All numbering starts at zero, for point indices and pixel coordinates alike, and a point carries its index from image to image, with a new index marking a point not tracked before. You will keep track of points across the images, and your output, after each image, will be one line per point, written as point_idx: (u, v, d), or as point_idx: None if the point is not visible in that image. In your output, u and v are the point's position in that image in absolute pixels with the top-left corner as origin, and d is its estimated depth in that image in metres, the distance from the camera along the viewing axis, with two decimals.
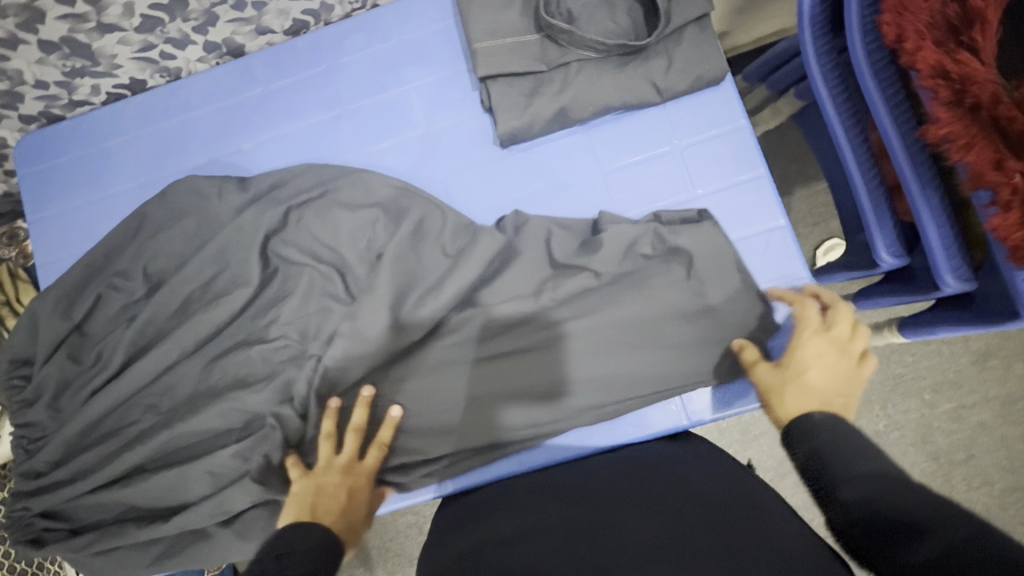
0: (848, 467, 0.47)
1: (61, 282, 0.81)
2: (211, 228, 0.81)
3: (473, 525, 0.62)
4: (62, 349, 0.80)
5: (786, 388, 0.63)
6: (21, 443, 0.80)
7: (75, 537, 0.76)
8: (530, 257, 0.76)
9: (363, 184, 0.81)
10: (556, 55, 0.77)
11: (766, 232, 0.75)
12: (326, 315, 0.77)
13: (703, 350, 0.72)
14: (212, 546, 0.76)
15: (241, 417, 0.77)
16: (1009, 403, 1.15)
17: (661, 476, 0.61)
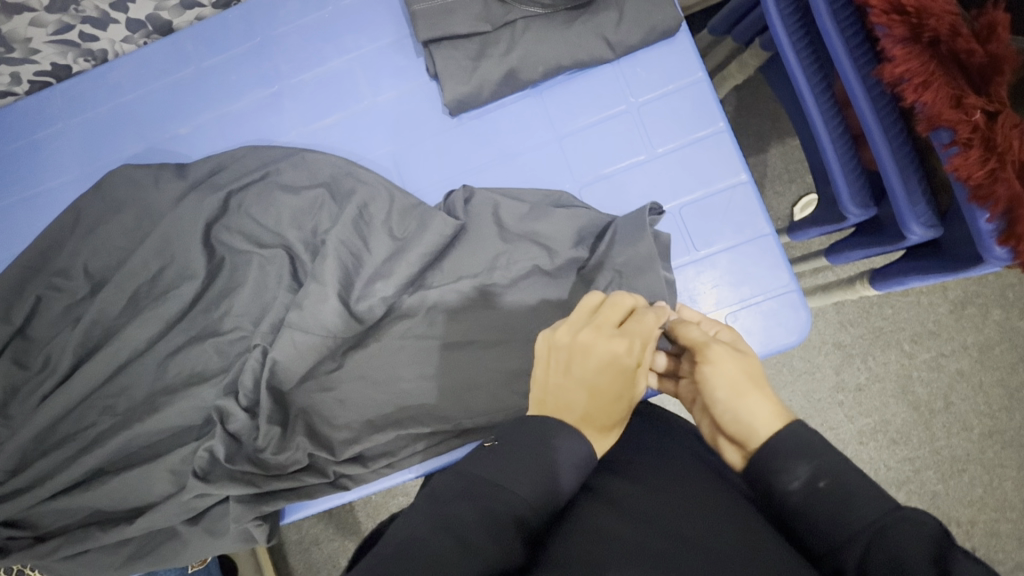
0: (852, 516, 0.40)
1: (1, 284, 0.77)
2: (152, 218, 0.77)
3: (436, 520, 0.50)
4: (6, 355, 0.76)
5: (745, 392, 0.49)
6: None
7: (41, 545, 0.74)
8: (482, 227, 0.73)
9: (303, 164, 0.77)
10: (500, 13, 0.73)
11: (715, 198, 0.73)
12: (277, 305, 0.74)
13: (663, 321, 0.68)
14: (185, 543, 0.74)
15: (201, 413, 0.74)
16: (986, 349, 1.15)
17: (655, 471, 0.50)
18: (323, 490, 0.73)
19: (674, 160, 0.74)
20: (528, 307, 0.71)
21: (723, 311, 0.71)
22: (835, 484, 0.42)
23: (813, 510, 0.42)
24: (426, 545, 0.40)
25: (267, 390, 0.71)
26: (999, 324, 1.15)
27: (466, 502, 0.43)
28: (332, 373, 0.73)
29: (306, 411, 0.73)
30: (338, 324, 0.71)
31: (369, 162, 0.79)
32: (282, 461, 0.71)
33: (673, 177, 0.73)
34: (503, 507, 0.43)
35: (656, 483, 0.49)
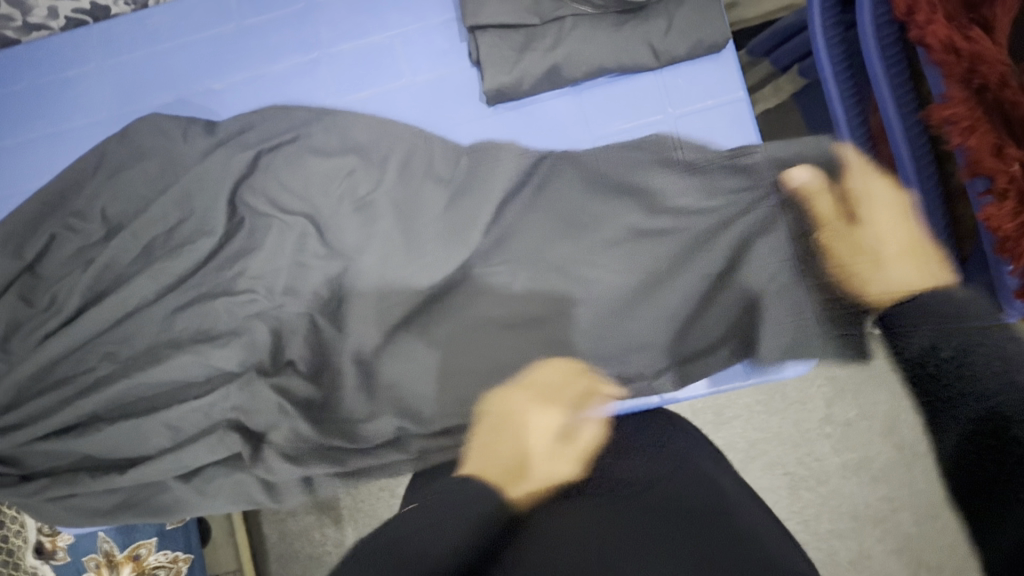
0: None
1: (20, 219, 0.76)
2: (177, 170, 0.76)
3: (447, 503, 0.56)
4: (13, 290, 0.74)
5: (860, 253, 0.67)
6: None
7: (26, 485, 0.72)
8: (517, 212, 0.73)
9: (344, 129, 0.77)
10: (551, 8, 0.72)
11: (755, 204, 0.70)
12: (296, 271, 0.74)
13: (677, 325, 0.70)
14: (173, 504, 0.73)
15: (203, 371, 0.73)
16: None
17: None
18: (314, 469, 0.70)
19: (711, 173, 0.72)
20: (550, 298, 0.71)
21: (744, 330, 0.69)
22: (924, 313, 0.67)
23: None
24: None
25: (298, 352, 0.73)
26: None
27: None
28: (336, 350, 0.73)
29: (312, 380, 0.73)
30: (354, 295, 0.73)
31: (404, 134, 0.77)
32: (281, 424, 0.71)
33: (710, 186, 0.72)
34: None
35: None
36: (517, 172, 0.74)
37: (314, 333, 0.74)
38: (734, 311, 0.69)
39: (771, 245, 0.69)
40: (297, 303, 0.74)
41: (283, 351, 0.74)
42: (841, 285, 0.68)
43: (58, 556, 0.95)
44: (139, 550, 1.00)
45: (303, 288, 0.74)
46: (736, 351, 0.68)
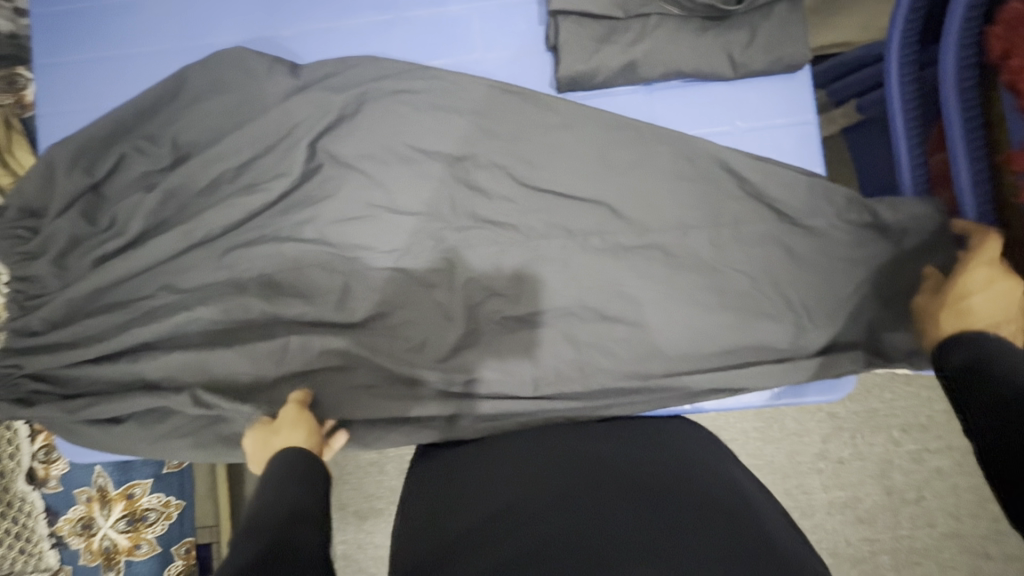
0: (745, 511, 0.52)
1: (81, 135, 0.73)
2: (253, 108, 0.75)
3: (445, 487, 0.64)
4: (75, 206, 0.73)
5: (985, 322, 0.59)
6: (15, 298, 0.73)
7: (63, 402, 0.72)
8: (599, 191, 0.75)
9: (442, 82, 0.76)
10: (637, 3, 0.72)
11: (827, 218, 0.73)
12: (343, 230, 0.75)
13: (732, 327, 0.73)
14: (216, 441, 0.73)
15: (243, 314, 0.74)
16: (969, 455, 1.18)
17: (601, 472, 0.61)
18: (364, 424, 0.74)
19: (775, 191, 0.73)
20: (614, 282, 0.74)
21: (788, 340, 0.72)
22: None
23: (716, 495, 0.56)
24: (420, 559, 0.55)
25: (347, 307, 0.74)
26: None
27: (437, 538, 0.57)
28: (373, 313, 0.75)
29: (360, 341, 0.74)
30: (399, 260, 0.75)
31: (477, 105, 0.76)
32: (332, 381, 0.74)
33: (778, 197, 0.73)
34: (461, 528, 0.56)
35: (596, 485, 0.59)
36: (596, 156, 0.75)
37: (362, 298, 0.74)
38: (784, 320, 0.73)
39: (823, 265, 0.73)
40: (340, 262, 0.75)
41: (320, 306, 0.74)
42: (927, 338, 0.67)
43: (52, 483, 0.95)
44: (133, 490, 0.99)
45: (347, 247, 0.75)
46: (771, 364, 0.73)
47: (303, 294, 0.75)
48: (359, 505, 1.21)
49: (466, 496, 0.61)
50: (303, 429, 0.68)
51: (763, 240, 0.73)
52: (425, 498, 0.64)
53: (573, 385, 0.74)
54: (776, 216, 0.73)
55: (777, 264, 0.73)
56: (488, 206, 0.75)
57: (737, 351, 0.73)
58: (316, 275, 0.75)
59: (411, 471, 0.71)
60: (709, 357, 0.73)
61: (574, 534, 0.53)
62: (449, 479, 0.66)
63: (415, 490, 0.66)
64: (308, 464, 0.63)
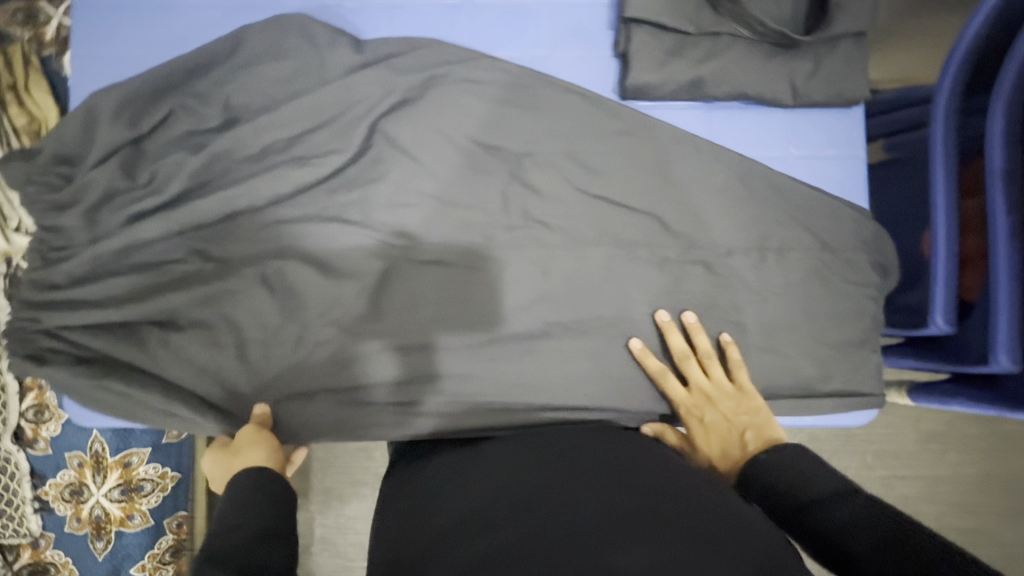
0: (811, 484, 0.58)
1: (128, 85, 0.70)
2: (312, 79, 0.73)
3: (429, 484, 0.63)
4: (114, 159, 0.69)
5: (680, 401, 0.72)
6: (38, 249, 0.69)
7: (85, 365, 0.69)
8: (650, 202, 0.76)
9: (507, 75, 0.76)
10: (711, 21, 0.73)
11: (863, 252, 0.76)
12: (392, 214, 0.74)
13: (764, 348, 0.75)
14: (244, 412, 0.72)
15: (281, 288, 0.72)
16: (936, 485, 1.25)
17: (580, 473, 0.60)
18: (395, 412, 0.73)
19: (817, 221, 0.76)
20: (656, 293, 0.75)
21: (817, 365, 0.75)
22: (792, 475, 0.59)
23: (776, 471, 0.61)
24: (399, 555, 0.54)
25: (389, 292, 0.73)
26: (953, 467, 1.26)
27: (410, 536, 0.56)
28: (415, 301, 0.73)
29: (402, 328, 0.73)
30: (446, 249, 0.74)
31: (540, 102, 0.75)
32: (365, 365, 0.72)
33: (823, 227, 0.76)
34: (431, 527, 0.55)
35: (573, 483, 0.58)
36: (652, 167, 0.76)
37: (406, 283, 0.73)
38: (814, 346, 0.75)
39: (856, 297, 0.76)
40: (385, 246, 0.74)
41: (362, 288, 0.73)
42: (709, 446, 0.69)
43: (40, 445, 0.93)
44: (130, 458, 0.94)
45: (394, 231, 0.74)
46: (804, 384, 0.75)
47: (344, 274, 0.73)
48: (348, 489, 1.20)
49: (440, 493, 0.60)
50: (264, 450, 0.67)
51: (802, 267, 0.76)
52: (403, 508, 0.60)
53: (608, 391, 0.75)
54: (816, 246, 0.76)
55: (813, 292, 0.76)
56: (540, 206, 0.75)
57: (768, 371, 0.75)
58: (361, 257, 0.73)
59: (399, 469, 0.70)
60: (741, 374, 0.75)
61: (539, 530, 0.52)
62: (434, 474, 0.65)
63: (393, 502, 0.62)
64: (269, 491, 0.61)
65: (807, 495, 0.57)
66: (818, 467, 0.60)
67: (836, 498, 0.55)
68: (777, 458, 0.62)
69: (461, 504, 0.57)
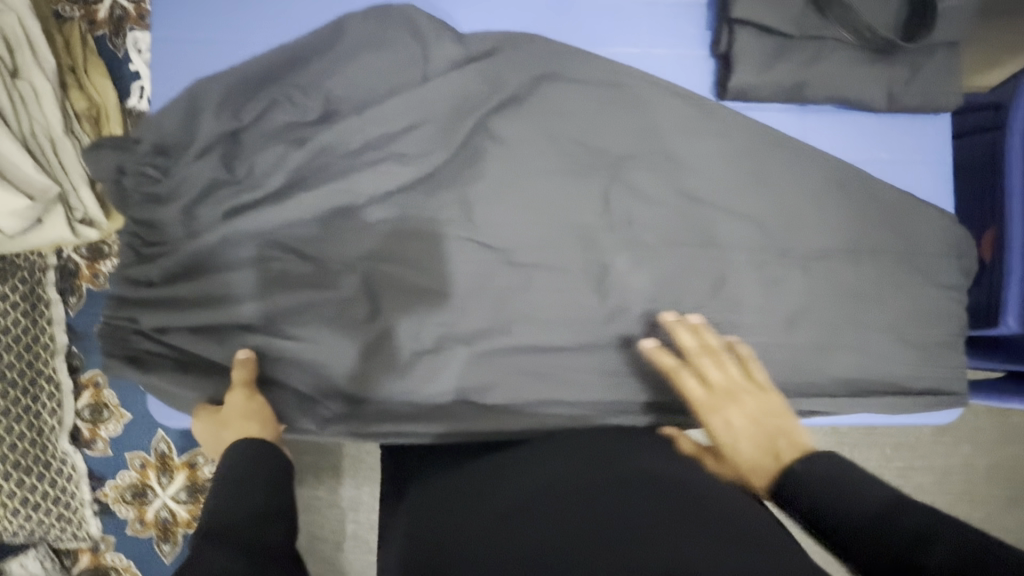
0: (857, 493, 0.54)
1: (230, 76, 0.68)
2: (415, 72, 0.72)
3: (451, 481, 0.61)
4: (214, 150, 0.67)
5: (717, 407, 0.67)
6: (134, 243, 0.68)
7: (183, 365, 0.68)
8: (747, 204, 0.77)
9: (607, 75, 0.76)
10: (814, 26, 0.74)
11: (945, 256, 0.79)
12: (494, 212, 0.73)
13: (852, 349, 0.77)
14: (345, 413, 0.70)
15: (382, 285, 0.71)
16: (980, 483, 1.26)
17: (591, 480, 0.57)
18: (499, 414, 0.71)
19: (905, 225, 0.78)
20: (753, 294, 0.76)
21: (898, 364, 0.78)
22: (832, 488, 0.55)
23: (808, 475, 0.57)
24: (421, 544, 0.54)
25: (492, 290, 0.72)
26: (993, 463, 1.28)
27: (433, 528, 0.55)
28: (517, 301, 0.73)
29: (507, 327, 0.73)
30: (548, 246, 0.74)
31: (643, 102, 0.76)
32: (471, 364, 0.72)
33: (917, 231, 0.78)
34: (452, 521, 0.55)
35: (589, 493, 0.55)
36: (749, 170, 0.77)
37: (508, 283, 0.73)
38: (896, 346, 0.78)
39: (936, 298, 0.79)
40: (487, 244, 0.73)
41: (465, 286, 0.72)
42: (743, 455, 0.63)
43: (99, 445, 0.89)
44: (196, 459, 0.89)
45: (496, 229, 0.73)
46: (891, 382, 0.78)
47: (446, 272, 0.72)
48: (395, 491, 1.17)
49: (461, 487, 0.60)
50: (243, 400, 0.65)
51: (888, 269, 0.78)
52: (432, 525, 0.55)
53: None
54: (900, 248, 0.78)
55: (899, 293, 0.78)
56: (643, 206, 0.75)
57: (855, 372, 0.77)
58: (463, 257, 0.72)
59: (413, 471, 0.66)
60: (831, 374, 0.77)
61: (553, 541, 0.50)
62: (454, 469, 0.64)
63: (420, 518, 0.57)
64: (274, 462, 0.59)
65: (858, 513, 0.52)
66: (863, 474, 0.56)
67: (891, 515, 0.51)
68: (816, 468, 0.57)
69: (479, 502, 0.56)
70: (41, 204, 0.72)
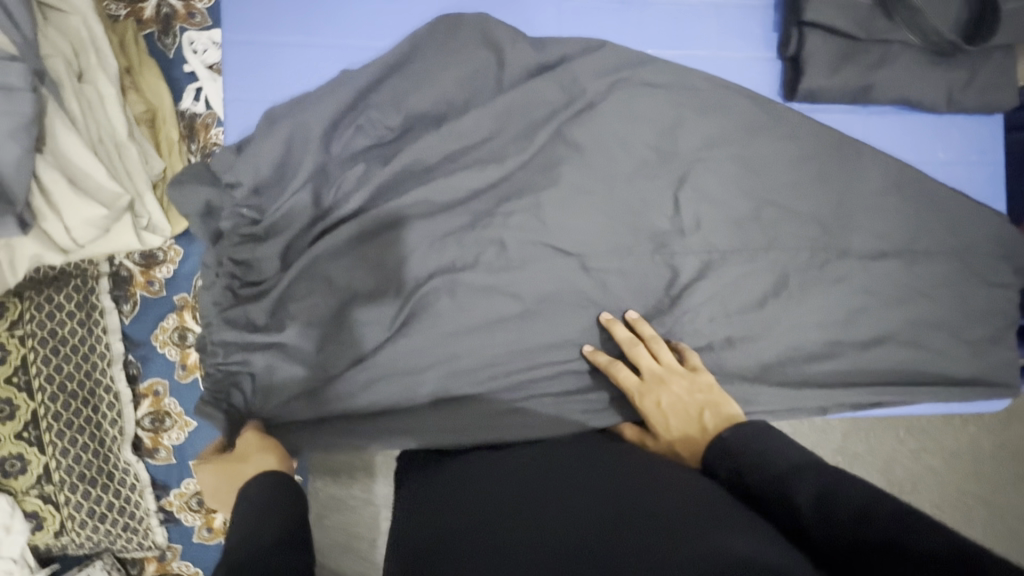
0: (773, 458, 0.52)
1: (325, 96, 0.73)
2: (491, 83, 0.75)
3: (449, 487, 0.62)
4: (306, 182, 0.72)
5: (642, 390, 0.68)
6: (231, 283, 0.72)
7: (279, 386, 0.71)
8: (813, 204, 0.79)
9: (680, 78, 0.77)
10: (883, 28, 0.76)
11: (997, 252, 0.82)
12: (571, 216, 0.74)
13: (912, 343, 0.80)
14: (435, 417, 0.70)
15: (465, 293, 0.72)
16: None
17: (581, 476, 0.59)
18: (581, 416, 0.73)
19: (961, 222, 0.81)
20: (823, 291, 0.78)
21: (953, 358, 0.81)
22: (750, 449, 0.54)
23: (738, 447, 0.55)
24: (419, 549, 0.54)
25: (574, 293, 0.74)
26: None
27: (432, 532, 0.56)
28: (598, 302, 0.74)
29: (589, 327, 0.74)
30: (627, 248, 0.75)
31: (715, 105, 0.77)
32: (556, 364, 0.73)
33: (971, 229, 0.81)
34: (448, 524, 0.55)
35: (578, 485, 0.57)
36: (815, 170, 0.79)
37: (588, 285, 0.74)
38: (951, 341, 0.81)
39: (986, 293, 0.82)
40: (565, 248, 0.74)
41: (545, 291, 0.73)
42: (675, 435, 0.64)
43: (161, 454, 0.88)
44: None
45: (573, 233, 0.74)
46: (953, 373, 0.81)
47: (527, 277, 0.73)
48: None
49: (458, 493, 0.60)
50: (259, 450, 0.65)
51: (944, 266, 0.81)
52: (432, 496, 0.62)
53: (785, 387, 0.76)
54: (955, 246, 0.82)
55: (954, 288, 0.81)
56: (715, 207, 0.77)
57: (916, 366, 0.80)
58: (543, 261, 0.73)
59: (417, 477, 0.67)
60: (895, 369, 0.79)
61: (536, 527, 0.51)
62: (451, 474, 0.65)
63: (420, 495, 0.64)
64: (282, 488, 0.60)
65: (768, 469, 0.51)
66: (779, 441, 0.54)
67: (829, 483, 0.48)
68: (740, 436, 0.56)
69: (472, 504, 0.57)
70: (113, 213, 0.70)
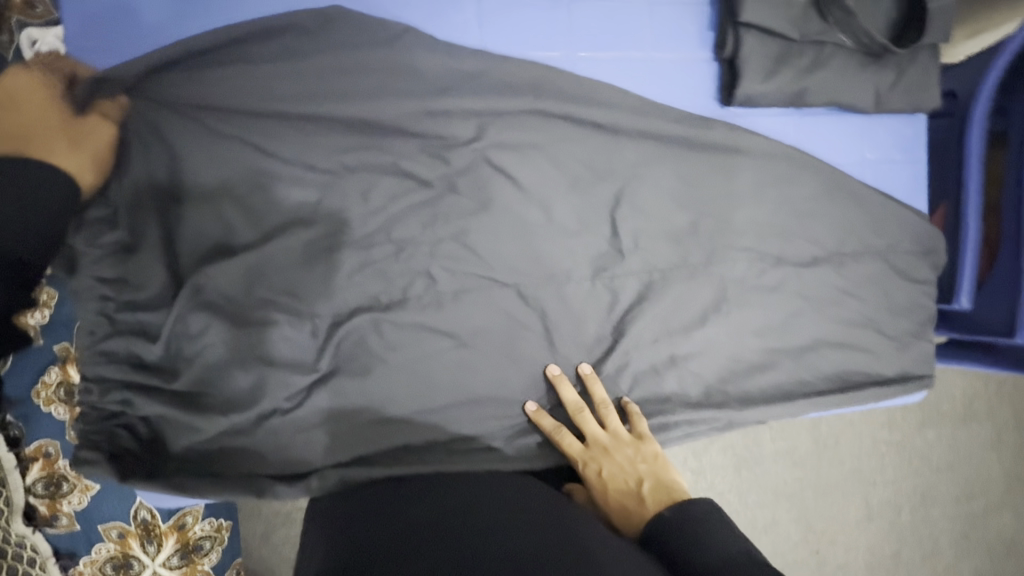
0: (706, 550, 0.50)
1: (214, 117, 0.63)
2: (407, 93, 0.65)
3: (359, 524, 0.56)
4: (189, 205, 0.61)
5: (586, 458, 0.66)
6: (104, 310, 0.61)
7: (175, 452, 0.61)
8: (749, 213, 0.77)
9: (613, 86, 0.72)
10: (817, 29, 0.73)
11: (919, 251, 0.84)
12: (502, 242, 0.69)
13: (842, 345, 0.82)
14: (368, 472, 0.64)
15: (391, 333, 0.66)
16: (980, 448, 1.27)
17: (510, 517, 0.54)
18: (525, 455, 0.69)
19: (887, 224, 0.82)
20: (759, 302, 0.77)
21: (878, 356, 0.84)
22: (687, 531, 0.52)
23: (677, 528, 0.53)
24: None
25: (511, 325, 0.69)
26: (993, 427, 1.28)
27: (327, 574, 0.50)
28: (535, 333, 0.70)
29: (529, 358, 0.70)
30: (563, 274, 0.70)
31: (649, 113, 0.73)
32: (496, 401, 0.69)
33: (893, 230, 0.83)
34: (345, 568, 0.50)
35: (503, 528, 0.52)
36: (751, 178, 0.76)
37: (523, 316, 0.69)
38: (877, 340, 0.83)
39: (909, 291, 0.84)
40: (497, 277, 0.69)
41: (479, 325, 0.68)
42: (611, 509, 0.63)
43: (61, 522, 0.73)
44: (185, 518, 0.81)
45: (506, 260, 0.69)
46: (877, 371, 0.84)
47: (457, 311, 0.68)
48: None
49: (364, 532, 0.55)
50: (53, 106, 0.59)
51: (870, 268, 0.83)
52: (335, 533, 0.56)
53: (723, 404, 0.75)
54: (881, 247, 0.83)
55: (878, 289, 0.83)
56: (651, 222, 0.73)
57: (845, 367, 0.82)
58: (474, 292, 0.68)
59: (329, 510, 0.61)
60: (824, 373, 0.81)
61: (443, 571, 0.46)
62: (360, 512, 0.59)
63: (327, 523, 0.59)
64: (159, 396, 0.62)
65: (701, 556, 0.49)
66: (721, 527, 0.52)
67: None
68: (678, 516, 0.54)
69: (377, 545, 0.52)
70: None
